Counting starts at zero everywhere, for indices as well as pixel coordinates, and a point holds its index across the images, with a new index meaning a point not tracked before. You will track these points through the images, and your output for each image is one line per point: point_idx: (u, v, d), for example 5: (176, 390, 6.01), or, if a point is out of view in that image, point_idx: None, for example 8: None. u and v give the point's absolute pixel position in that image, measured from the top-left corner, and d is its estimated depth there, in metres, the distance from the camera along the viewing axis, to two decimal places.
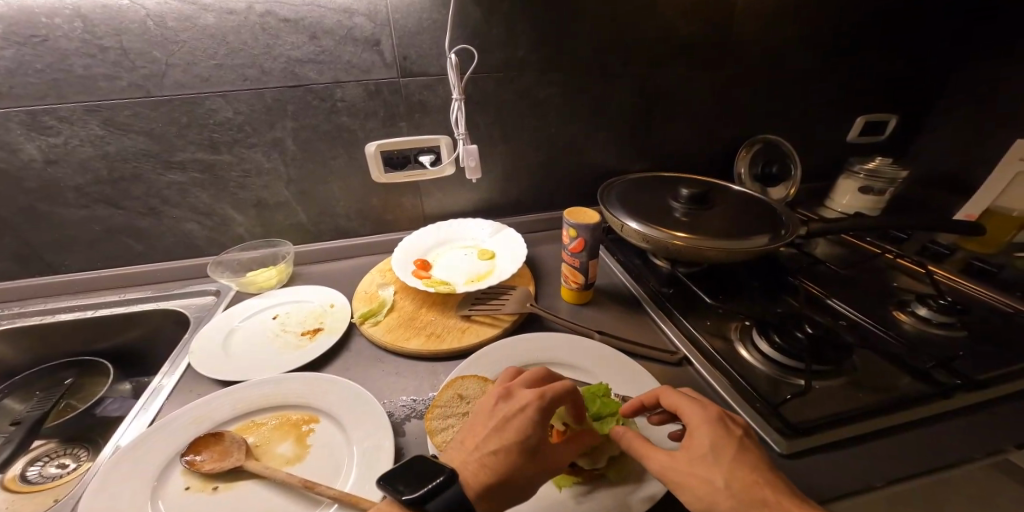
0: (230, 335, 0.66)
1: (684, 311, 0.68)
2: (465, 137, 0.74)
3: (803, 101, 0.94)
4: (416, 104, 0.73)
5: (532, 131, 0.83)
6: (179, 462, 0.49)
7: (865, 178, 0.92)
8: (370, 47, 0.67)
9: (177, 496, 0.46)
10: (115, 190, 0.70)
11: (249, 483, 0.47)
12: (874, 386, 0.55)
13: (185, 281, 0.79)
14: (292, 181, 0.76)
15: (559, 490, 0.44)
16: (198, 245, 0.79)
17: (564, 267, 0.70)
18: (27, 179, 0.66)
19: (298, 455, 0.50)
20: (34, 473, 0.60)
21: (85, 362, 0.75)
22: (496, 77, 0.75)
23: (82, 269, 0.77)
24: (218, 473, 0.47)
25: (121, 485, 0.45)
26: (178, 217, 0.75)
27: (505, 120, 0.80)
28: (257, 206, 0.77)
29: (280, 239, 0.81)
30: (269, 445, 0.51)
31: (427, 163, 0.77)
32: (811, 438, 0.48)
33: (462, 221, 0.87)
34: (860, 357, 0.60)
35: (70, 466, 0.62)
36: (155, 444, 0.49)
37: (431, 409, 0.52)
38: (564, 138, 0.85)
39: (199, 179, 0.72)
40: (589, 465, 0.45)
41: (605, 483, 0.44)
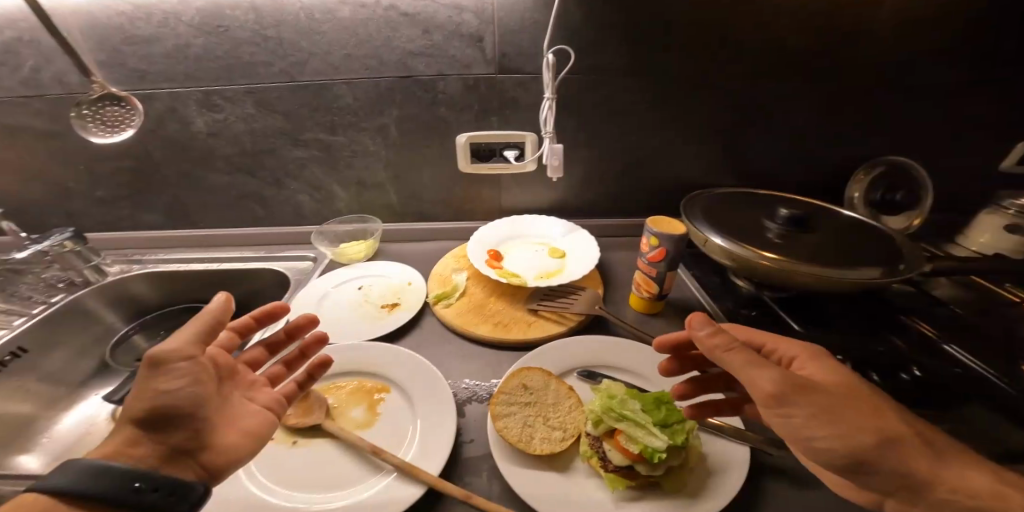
0: (323, 298, 0.74)
1: (764, 334, 0.63)
2: (552, 136, 0.74)
3: (916, 120, 0.83)
4: (508, 101, 0.77)
5: (619, 134, 0.83)
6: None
7: (1015, 215, 0.78)
8: (473, 43, 0.71)
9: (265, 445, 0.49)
10: (254, 161, 0.81)
11: (324, 442, 0.49)
12: (982, 441, 0.47)
13: (291, 246, 0.90)
14: (389, 164, 0.83)
15: (609, 492, 0.43)
16: (306, 215, 0.89)
17: (637, 275, 0.67)
18: (192, 147, 0.78)
19: (368, 421, 0.52)
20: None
21: None
22: (590, 78, 0.77)
23: (216, 226, 0.91)
24: (300, 429, 0.50)
25: None
26: (293, 189, 0.86)
27: (593, 120, 0.81)
28: (358, 184, 0.86)
29: (371, 217, 0.89)
30: (343, 407, 0.54)
31: (511, 157, 0.80)
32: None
33: (538, 218, 0.88)
34: (973, 410, 0.51)
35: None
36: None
37: (495, 395, 0.52)
38: (650, 143, 0.84)
39: (317, 156, 0.81)
40: (647, 471, 0.43)
41: (657, 493, 0.43)
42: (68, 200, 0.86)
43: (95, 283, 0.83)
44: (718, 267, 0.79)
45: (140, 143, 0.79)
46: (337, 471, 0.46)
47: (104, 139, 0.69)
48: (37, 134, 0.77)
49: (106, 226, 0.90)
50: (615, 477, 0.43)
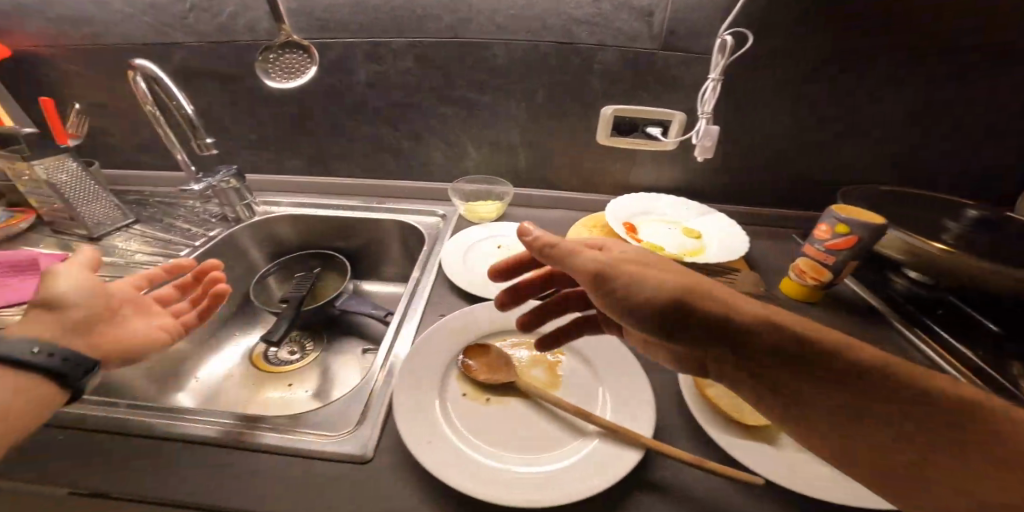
0: (464, 253, 0.75)
1: (942, 336, 0.59)
2: (709, 116, 0.69)
3: None
4: (665, 78, 0.72)
5: (777, 118, 0.77)
6: (453, 367, 0.52)
7: None
8: (642, 17, 0.67)
9: (458, 399, 0.48)
10: (401, 113, 0.84)
11: (516, 401, 0.49)
12: None
13: (417, 201, 0.92)
14: (527, 128, 0.83)
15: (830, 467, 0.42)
16: (435, 171, 0.91)
17: (799, 260, 0.64)
18: (347, 95, 0.82)
19: (552, 383, 0.51)
20: (276, 354, 0.80)
21: (326, 257, 0.92)
22: (763, 59, 0.70)
23: (347, 176, 0.94)
24: (488, 386, 0.50)
25: (414, 380, 0.48)
26: (430, 145, 0.87)
27: (752, 101, 0.75)
28: (492, 145, 0.86)
29: (500, 179, 0.90)
30: (521, 368, 0.53)
31: (653, 134, 0.76)
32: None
33: (667, 199, 0.85)
34: None
35: (297, 355, 0.79)
36: (429, 351, 0.52)
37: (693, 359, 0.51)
38: (809, 130, 0.78)
39: (461, 114, 0.82)
40: None
41: None
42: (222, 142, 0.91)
43: (247, 220, 0.87)
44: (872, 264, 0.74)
45: (301, 93, 0.82)
46: (541, 431, 0.45)
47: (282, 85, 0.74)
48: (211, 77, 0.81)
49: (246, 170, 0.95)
50: None
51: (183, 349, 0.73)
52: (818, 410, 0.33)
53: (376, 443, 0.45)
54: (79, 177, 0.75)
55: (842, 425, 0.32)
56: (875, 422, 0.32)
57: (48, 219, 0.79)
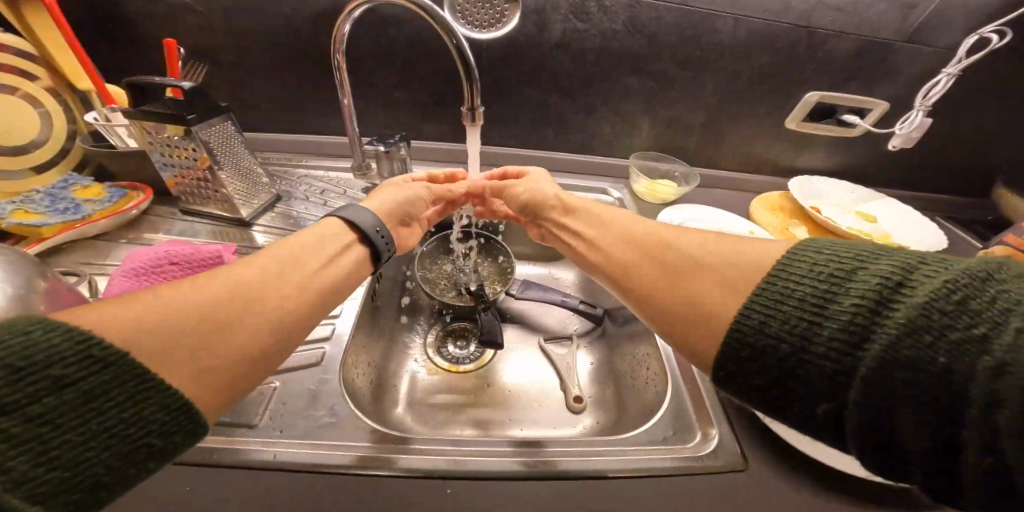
0: None
1: None
2: (925, 108, 0.70)
3: None
4: (882, 69, 0.70)
5: (965, 120, 0.76)
6: None
7: None
8: (902, 8, 0.64)
9: None
10: (582, 82, 0.74)
11: None
12: None
13: (575, 175, 0.83)
14: (717, 107, 0.76)
15: None
16: (596, 143, 0.83)
17: (996, 248, 0.68)
18: (528, 55, 0.70)
19: None
20: (447, 351, 0.71)
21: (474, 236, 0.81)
22: (982, 62, 0.70)
23: (493, 144, 0.82)
24: None
25: None
26: (603, 116, 0.79)
27: (953, 101, 0.74)
28: (671, 121, 0.79)
29: (670, 156, 0.83)
30: None
31: (851, 121, 0.75)
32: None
33: (839, 182, 0.83)
34: None
35: (469, 348, 0.72)
36: None
37: None
38: (989, 134, 0.78)
39: (651, 87, 0.74)
40: None
41: None
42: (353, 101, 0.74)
43: None
44: None
45: (477, 51, 0.69)
46: None
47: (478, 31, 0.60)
48: (365, 23, 0.66)
49: (370, 134, 0.79)
50: None
51: (374, 354, 0.63)
52: (642, 286, 0.39)
53: (740, 448, 0.44)
54: (232, 142, 0.62)
55: (694, 321, 0.34)
56: (710, 289, 0.34)
57: (178, 194, 0.64)
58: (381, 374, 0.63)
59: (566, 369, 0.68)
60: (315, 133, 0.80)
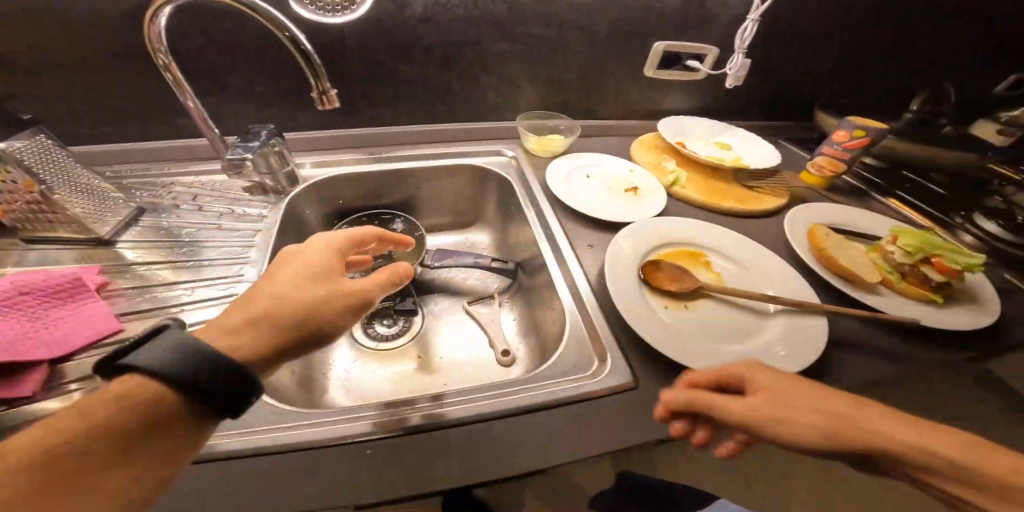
0: (565, 182, 0.74)
1: (903, 198, 0.86)
2: (743, 51, 0.81)
3: (979, 62, 1.04)
4: (710, 15, 0.81)
5: (782, 53, 0.91)
6: (642, 286, 0.56)
7: None
8: None
9: (665, 311, 0.54)
10: (457, 54, 0.75)
11: (707, 302, 0.56)
12: None
13: (473, 140, 0.85)
14: (584, 64, 0.83)
15: (914, 301, 0.60)
16: (485, 109, 0.85)
17: (818, 159, 0.84)
18: (396, 34, 0.70)
19: (716, 279, 0.60)
20: (372, 331, 0.72)
21: (381, 218, 0.80)
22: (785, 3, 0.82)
23: (384, 123, 0.81)
24: (682, 296, 0.56)
25: (631, 301, 0.53)
26: (485, 83, 0.81)
27: (769, 38, 0.87)
28: (548, 81, 0.84)
29: (558, 113, 0.89)
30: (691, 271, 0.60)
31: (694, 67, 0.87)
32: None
33: (699, 119, 0.95)
34: None
35: (396, 327, 0.73)
36: (621, 281, 0.55)
37: (817, 238, 0.64)
38: (802, 63, 0.94)
39: (521, 51, 0.78)
40: (938, 280, 0.58)
41: (938, 303, 0.59)
42: (213, 96, 0.69)
43: (284, 193, 0.68)
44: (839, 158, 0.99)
45: (338, 31, 0.67)
46: (740, 320, 0.54)
47: (322, 18, 0.59)
48: (204, 12, 0.61)
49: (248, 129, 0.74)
50: (917, 292, 0.60)
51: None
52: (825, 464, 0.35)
53: (631, 366, 0.48)
54: (56, 158, 0.53)
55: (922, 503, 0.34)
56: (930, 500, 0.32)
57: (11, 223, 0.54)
58: (307, 366, 0.63)
59: (491, 324, 0.74)
60: (182, 135, 0.73)
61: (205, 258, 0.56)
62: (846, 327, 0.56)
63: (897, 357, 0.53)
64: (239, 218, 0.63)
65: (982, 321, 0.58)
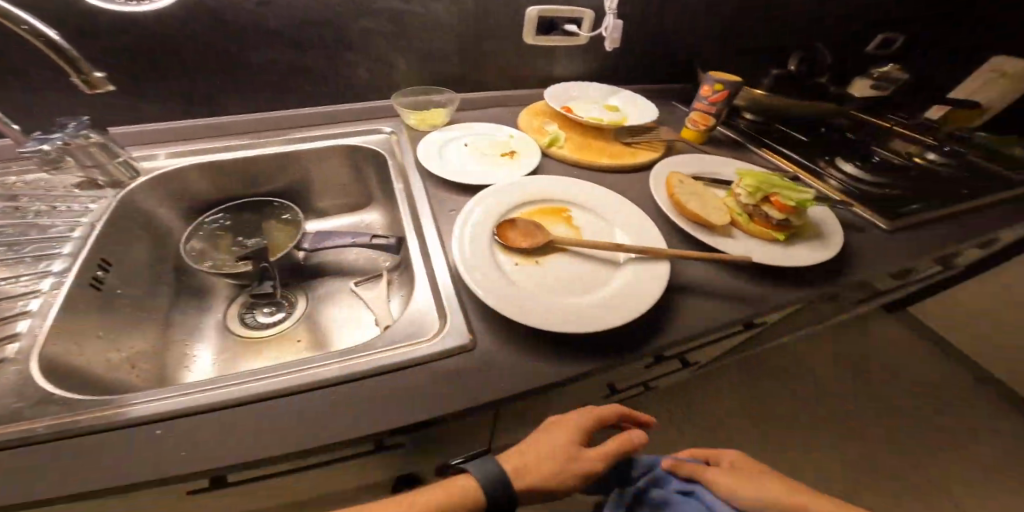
0: (440, 151, 0.73)
1: (776, 147, 0.91)
2: (614, 10, 0.83)
3: (853, 13, 1.08)
4: None
5: (658, 13, 0.92)
6: (494, 244, 0.56)
7: None
8: None
9: (513, 266, 0.54)
10: (311, 36, 0.69)
11: (558, 255, 0.57)
12: (918, 192, 0.78)
13: (353, 123, 0.79)
14: (458, 35, 0.80)
15: (762, 240, 0.62)
16: (358, 90, 0.79)
17: (693, 112, 0.88)
18: (227, 16, 0.63)
19: (574, 231, 0.61)
20: (251, 318, 0.68)
21: (258, 206, 0.74)
22: None
23: (244, 112, 0.74)
24: (532, 250, 0.56)
25: (478, 263, 0.53)
26: (352, 63, 0.75)
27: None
28: (423, 57, 0.80)
29: (439, 87, 0.84)
30: (549, 227, 0.60)
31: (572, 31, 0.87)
32: (902, 221, 0.70)
33: (585, 83, 0.97)
34: (914, 186, 0.81)
35: (279, 314, 0.70)
36: (470, 243, 0.55)
37: (670, 187, 0.66)
38: (681, 20, 0.95)
39: (383, 28, 0.73)
40: (777, 218, 0.61)
41: (781, 241, 0.62)
42: (18, 95, 0.60)
43: (127, 185, 0.63)
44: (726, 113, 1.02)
45: (157, 18, 0.60)
46: (587, 270, 0.56)
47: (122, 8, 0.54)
48: None
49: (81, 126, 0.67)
50: (762, 231, 0.62)
51: (144, 343, 0.58)
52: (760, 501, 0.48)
53: (468, 328, 0.49)
54: None
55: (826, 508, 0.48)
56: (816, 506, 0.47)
57: None
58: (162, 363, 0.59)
59: (375, 300, 0.70)
60: None
61: (19, 254, 0.53)
62: (689, 271, 0.59)
63: (733, 295, 0.56)
64: (65, 214, 0.59)
65: (821, 256, 0.60)
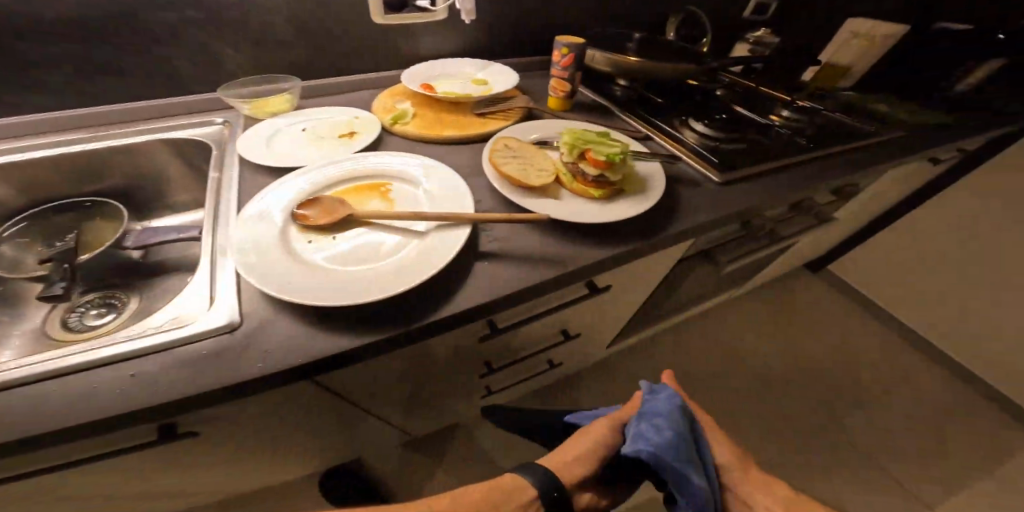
0: (271, 137, 0.69)
1: (638, 110, 0.92)
2: None
3: None
4: None
5: None
6: (290, 222, 0.55)
7: (753, 44, 1.17)
8: None
9: (305, 242, 0.53)
10: (110, 26, 0.66)
11: (360, 228, 0.56)
12: (758, 145, 0.81)
13: (184, 116, 0.76)
14: (291, 19, 0.76)
15: (582, 200, 0.63)
16: (187, 82, 0.76)
17: (552, 81, 0.88)
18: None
19: (388, 204, 0.60)
20: (76, 321, 0.65)
21: (85, 205, 0.72)
22: None
23: (54, 108, 0.69)
24: (331, 226, 0.55)
25: (261, 241, 0.51)
26: (167, 52, 0.71)
27: None
28: (254, 44, 0.76)
29: (279, 75, 0.81)
30: (359, 202, 0.59)
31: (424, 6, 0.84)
32: (734, 175, 0.73)
33: (449, 61, 0.94)
34: (757, 139, 0.84)
35: (110, 316, 0.67)
36: (259, 223, 0.53)
37: (490, 152, 0.65)
38: None
39: (195, 16, 0.69)
40: (593, 174, 0.62)
41: (600, 199, 0.63)
42: None
43: None
44: (599, 81, 1.03)
45: None
46: (387, 241, 0.55)
47: None
48: None
49: None
50: (582, 190, 0.63)
51: None
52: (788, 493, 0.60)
53: (241, 308, 0.49)
54: None
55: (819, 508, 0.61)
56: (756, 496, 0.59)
57: None
58: None
59: None
60: None
61: None
62: (503, 236, 0.60)
63: (541, 256, 0.57)
64: None
65: (636, 207, 0.62)
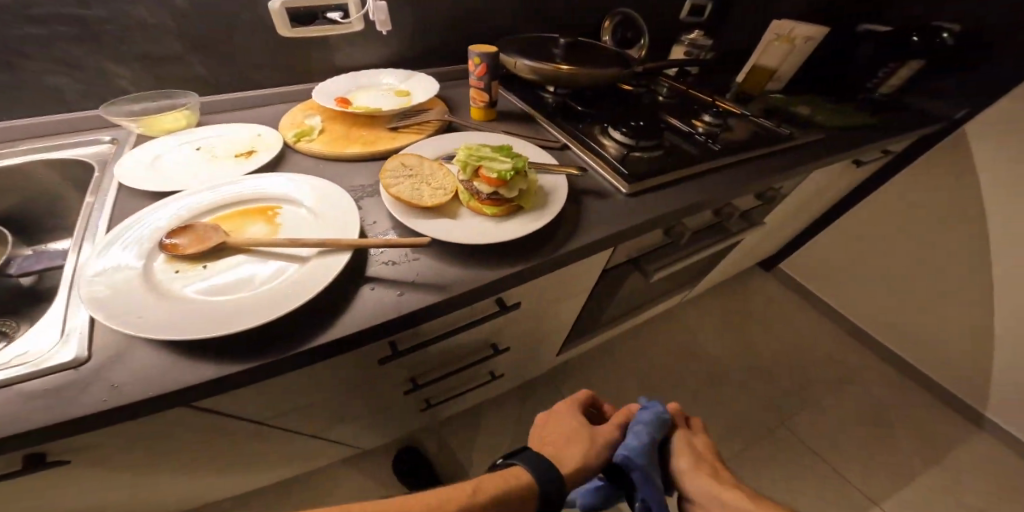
0: (157, 159, 0.66)
1: (562, 119, 0.91)
2: None
3: None
4: None
5: None
6: (157, 252, 0.52)
7: (688, 46, 1.15)
8: None
9: (170, 274, 0.51)
10: None
11: (236, 255, 0.54)
12: (673, 153, 0.81)
13: (66, 135, 0.72)
14: (181, 34, 0.73)
15: (478, 217, 0.62)
16: (71, 101, 0.72)
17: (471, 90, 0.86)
18: None
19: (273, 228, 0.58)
20: None
21: None
22: None
23: None
24: (203, 254, 0.53)
25: (116, 274, 0.48)
26: (42, 69, 0.67)
27: None
28: (145, 60, 0.73)
29: (178, 91, 0.77)
30: (240, 229, 0.57)
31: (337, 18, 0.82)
32: (643, 185, 0.72)
33: (370, 71, 0.92)
34: (676, 147, 0.84)
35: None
36: (120, 254, 0.51)
37: (383, 172, 0.64)
38: None
39: (69, 33, 0.66)
40: (488, 192, 0.61)
41: (495, 216, 0.62)
42: None
43: None
44: (530, 89, 1.02)
45: None
46: (263, 269, 0.53)
47: None
48: None
49: None
50: (478, 207, 0.62)
51: None
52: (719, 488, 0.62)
53: (93, 343, 0.47)
54: None
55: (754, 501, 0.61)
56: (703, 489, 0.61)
57: None
58: None
59: None
60: None
61: None
62: (394, 258, 0.58)
63: (430, 275, 0.56)
64: None
65: (534, 223, 0.61)
